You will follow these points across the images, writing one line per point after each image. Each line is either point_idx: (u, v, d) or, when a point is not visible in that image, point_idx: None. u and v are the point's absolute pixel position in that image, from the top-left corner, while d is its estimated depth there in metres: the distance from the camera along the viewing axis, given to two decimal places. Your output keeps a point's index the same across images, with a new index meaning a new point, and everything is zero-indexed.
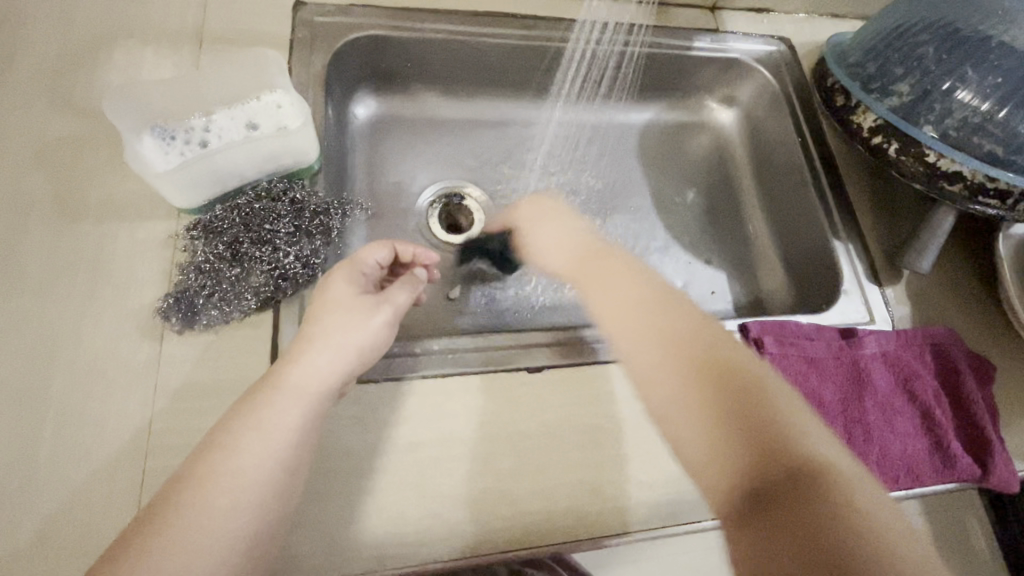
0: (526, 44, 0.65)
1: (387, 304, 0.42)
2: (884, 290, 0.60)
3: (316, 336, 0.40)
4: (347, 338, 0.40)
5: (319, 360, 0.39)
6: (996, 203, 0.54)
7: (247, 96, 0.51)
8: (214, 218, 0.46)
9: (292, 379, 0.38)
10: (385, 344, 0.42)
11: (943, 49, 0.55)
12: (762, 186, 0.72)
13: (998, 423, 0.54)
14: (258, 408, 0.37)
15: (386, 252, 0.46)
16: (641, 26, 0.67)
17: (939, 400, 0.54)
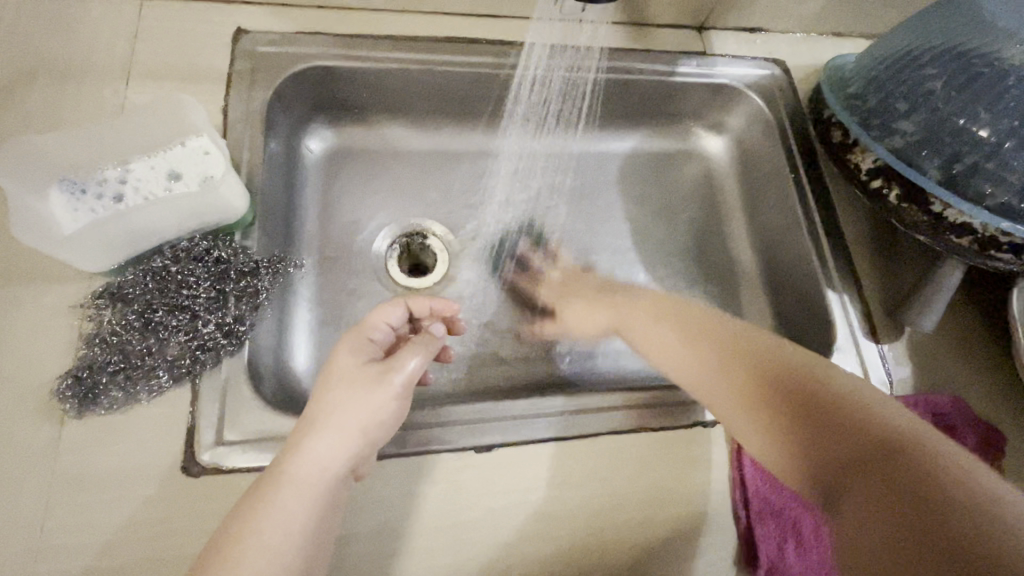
0: (471, 70, 0.59)
1: (395, 371, 0.39)
2: (881, 347, 0.54)
3: (321, 418, 0.37)
4: (350, 418, 0.37)
5: (327, 444, 0.36)
6: (1009, 258, 0.48)
7: (170, 142, 0.46)
8: (125, 283, 0.42)
9: (297, 473, 0.35)
10: (394, 419, 0.39)
11: (953, 84, 0.49)
12: (752, 224, 0.66)
13: None
14: (273, 498, 0.34)
15: (399, 310, 0.44)
16: (596, 49, 0.61)
17: None
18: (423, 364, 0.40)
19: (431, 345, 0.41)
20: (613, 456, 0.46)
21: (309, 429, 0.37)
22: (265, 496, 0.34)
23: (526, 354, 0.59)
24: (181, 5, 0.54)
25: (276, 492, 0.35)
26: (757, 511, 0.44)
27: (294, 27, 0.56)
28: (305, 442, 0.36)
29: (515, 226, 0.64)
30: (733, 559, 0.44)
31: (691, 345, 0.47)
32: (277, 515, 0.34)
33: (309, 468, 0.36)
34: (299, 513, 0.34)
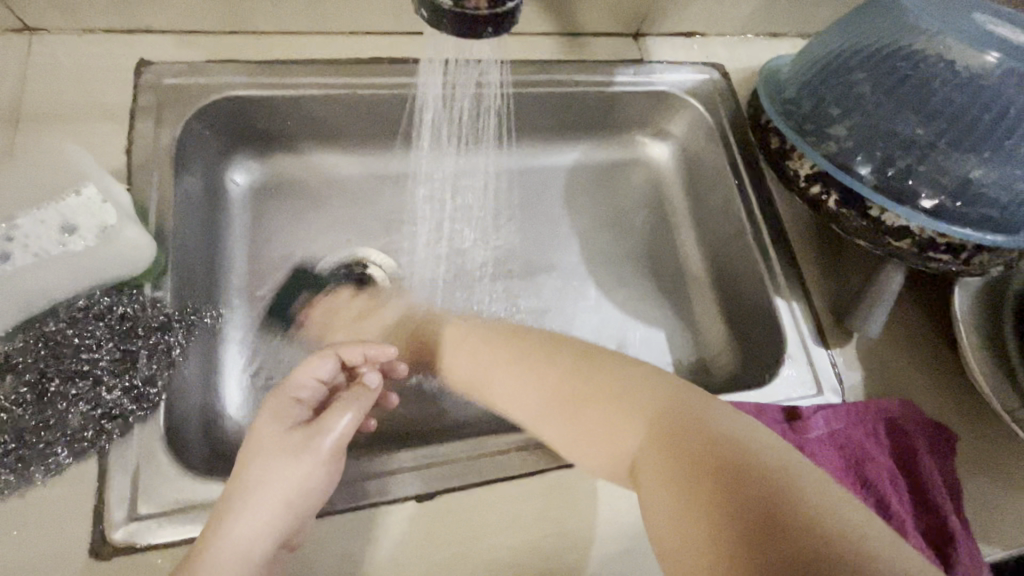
0: (375, 94, 0.56)
1: (320, 436, 0.38)
2: (831, 353, 0.53)
3: (240, 497, 0.36)
4: (272, 494, 0.36)
5: (249, 521, 0.35)
6: (949, 258, 0.47)
7: (63, 192, 0.42)
8: (14, 352, 0.39)
9: (212, 561, 0.34)
10: (325, 485, 0.37)
11: (881, 87, 0.48)
12: (701, 231, 0.66)
13: (958, 503, 0.47)
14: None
15: (328, 362, 0.43)
16: (503, 65, 0.59)
17: (896, 485, 0.46)
18: (352, 422, 0.39)
19: (362, 402, 0.41)
20: (565, 492, 0.44)
21: (228, 510, 0.35)
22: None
23: None
24: (78, 38, 0.51)
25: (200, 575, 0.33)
26: None
27: (203, 55, 0.52)
28: (223, 526, 0.35)
29: (458, 249, 0.62)
30: None
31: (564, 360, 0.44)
32: None
33: (231, 552, 0.35)
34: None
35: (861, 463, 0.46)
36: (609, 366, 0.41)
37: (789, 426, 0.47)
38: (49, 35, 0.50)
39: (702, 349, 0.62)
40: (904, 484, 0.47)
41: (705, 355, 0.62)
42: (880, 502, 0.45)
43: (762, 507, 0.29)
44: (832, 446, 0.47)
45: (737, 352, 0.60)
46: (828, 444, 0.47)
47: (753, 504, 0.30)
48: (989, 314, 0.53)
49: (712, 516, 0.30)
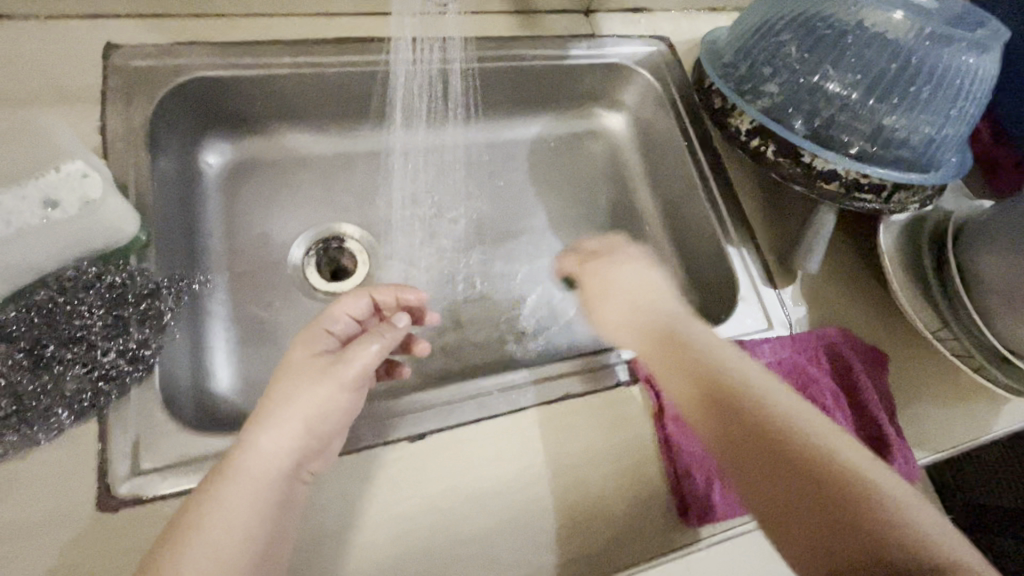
0: (350, 71, 0.59)
1: (343, 363, 0.42)
2: (779, 292, 0.59)
3: (269, 412, 0.39)
4: (295, 410, 0.39)
5: (277, 433, 0.39)
6: (871, 197, 0.53)
7: (42, 169, 0.43)
8: (7, 321, 0.40)
9: (243, 466, 0.37)
10: (343, 409, 0.41)
11: (805, 46, 0.54)
12: (657, 193, 0.70)
13: (892, 414, 0.54)
14: (218, 490, 0.36)
15: (363, 302, 0.46)
16: (467, 40, 0.62)
17: (837, 401, 0.52)
18: (375, 354, 0.43)
19: (388, 335, 0.44)
20: (543, 426, 0.48)
21: (260, 420, 0.39)
22: (220, 480, 0.37)
23: (455, 344, 0.60)
24: (40, 23, 0.51)
25: (231, 475, 0.37)
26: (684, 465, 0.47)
27: (170, 38, 0.53)
28: (253, 434, 0.38)
29: (431, 220, 0.65)
30: (666, 510, 0.46)
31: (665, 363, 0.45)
32: (222, 510, 0.36)
33: (257, 457, 0.38)
34: (245, 503, 0.36)
35: (806, 384, 0.52)
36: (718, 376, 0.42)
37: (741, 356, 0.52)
38: (10, 21, 0.51)
39: None
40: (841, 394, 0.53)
41: None
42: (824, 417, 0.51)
43: (859, 534, 0.32)
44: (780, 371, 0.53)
45: (696, 301, 0.66)
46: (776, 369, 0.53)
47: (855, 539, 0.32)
48: (912, 249, 0.59)
49: (817, 528, 0.33)
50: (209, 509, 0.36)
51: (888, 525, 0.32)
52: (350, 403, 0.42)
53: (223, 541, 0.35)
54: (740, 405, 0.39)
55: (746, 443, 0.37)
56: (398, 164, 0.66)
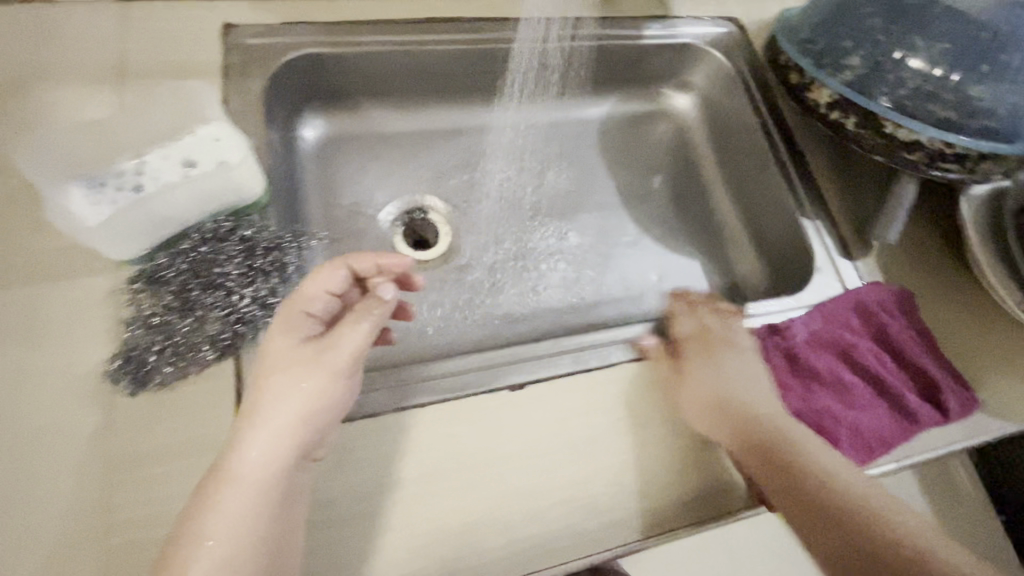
0: (467, 48, 0.62)
1: (330, 350, 0.40)
2: (856, 264, 0.59)
3: (253, 415, 0.38)
4: (292, 407, 0.38)
5: (256, 436, 0.38)
6: (955, 167, 0.54)
7: (179, 133, 0.48)
8: (158, 266, 0.44)
9: (232, 468, 0.37)
10: (341, 398, 0.40)
11: (889, 21, 0.55)
12: (727, 171, 0.71)
13: (946, 365, 0.55)
14: (220, 494, 0.36)
15: (340, 275, 0.43)
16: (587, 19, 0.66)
17: (884, 363, 0.54)
18: (360, 343, 0.41)
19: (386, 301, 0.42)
20: (634, 383, 0.50)
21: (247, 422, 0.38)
22: (219, 479, 0.36)
23: (534, 311, 0.63)
24: (166, 5, 0.56)
25: (236, 470, 0.37)
26: None
27: (281, 18, 0.57)
28: (242, 437, 0.37)
29: (509, 195, 0.68)
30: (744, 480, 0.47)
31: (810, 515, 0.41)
32: (221, 514, 0.35)
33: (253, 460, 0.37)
34: (246, 507, 0.36)
35: (852, 351, 0.54)
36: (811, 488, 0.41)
37: (782, 336, 0.54)
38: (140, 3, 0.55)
39: (733, 276, 0.68)
40: (888, 359, 0.54)
41: (737, 280, 0.68)
42: (873, 378, 0.53)
43: None
44: (826, 344, 0.54)
45: (766, 275, 0.67)
46: (821, 343, 0.54)
47: None
48: (991, 223, 0.59)
49: None
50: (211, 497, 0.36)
51: None
52: (341, 393, 0.41)
53: (235, 528, 0.35)
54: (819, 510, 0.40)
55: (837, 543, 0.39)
56: (496, 142, 0.70)
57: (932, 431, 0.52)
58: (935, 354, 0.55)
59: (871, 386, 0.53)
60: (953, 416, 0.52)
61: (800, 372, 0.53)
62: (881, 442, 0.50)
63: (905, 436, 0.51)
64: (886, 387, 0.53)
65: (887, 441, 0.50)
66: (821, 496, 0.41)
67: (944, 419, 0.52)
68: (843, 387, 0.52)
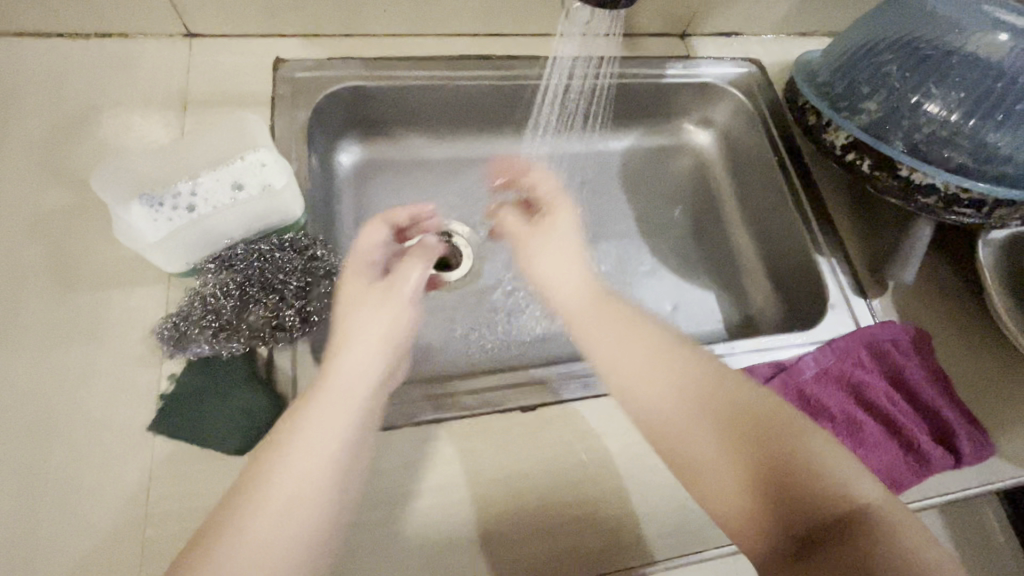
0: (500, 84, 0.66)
1: (399, 284, 0.45)
2: (870, 302, 0.60)
3: (342, 343, 0.41)
4: (371, 332, 0.42)
5: (330, 437, 0.36)
6: (971, 212, 0.55)
7: (231, 158, 0.52)
8: (233, 252, 0.49)
9: (305, 467, 0.35)
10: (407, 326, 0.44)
11: (906, 67, 0.56)
12: (744, 206, 0.73)
13: (960, 407, 0.55)
14: (235, 513, 0.33)
15: (381, 229, 0.50)
16: (610, 58, 0.68)
17: (895, 403, 0.54)
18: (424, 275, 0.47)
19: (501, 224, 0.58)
20: None
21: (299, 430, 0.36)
22: (242, 502, 0.34)
23: (551, 335, 0.65)
24: (225, 41, 0.61)
25: (250, 513, 0.33)
26: None
27: (326, 54, 0.62)
28: (290, 445, 0.35)
29: None
30: None
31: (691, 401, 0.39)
32: (256, 529, 0.32)
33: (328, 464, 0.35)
34: (278, 515, 0.33)
35: (863, 390, 0.54)
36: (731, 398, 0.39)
37: (795, 373, 0.54)
38: (202, 38, 0.60)
39: (748, 309, 0.69)
40: (899, 399, 0.54)
41: (752, 312, 0.69)
42: (883, 417, 0.53)
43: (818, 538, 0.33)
44: (835, 382, 0.54)
45: (780, 310, 0.68)
46: (831, 381, 0.54)
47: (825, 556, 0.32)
48: (1009, 268, 0.59)
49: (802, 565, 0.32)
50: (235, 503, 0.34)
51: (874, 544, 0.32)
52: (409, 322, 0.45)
53: (269, 552, 0.32)
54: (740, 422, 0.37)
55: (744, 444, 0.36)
56: None
57: (939, 474, 0.52)
58: (948, 397, 0.55)
59: (880, 425, 0.53)
60: (964, 460, 0.52)
61: (810, 410, 0.53)
62: (887, 483, 0.50)
63: (914, 478, 0.51)
64: (897, 427, 0.53)
65: (893, 483, 0.50)
66: (740, 412, 0.38)
67: (954, 463, 0.52)
68: (852, 424, 0.53)
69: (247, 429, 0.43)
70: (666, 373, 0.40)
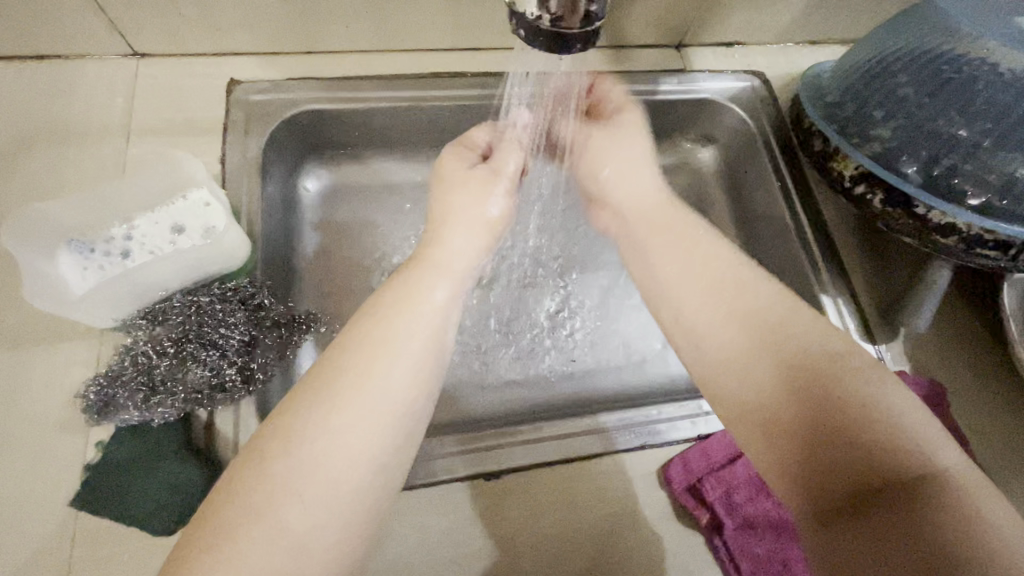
0: (463, 105, 0.60)
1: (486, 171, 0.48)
2: (880, 348, 0.54)
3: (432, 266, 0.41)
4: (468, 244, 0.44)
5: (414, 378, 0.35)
6: (997, 254, 0.48)
7: (172, 197, 0.48)
8: (168, 307, 0.45)
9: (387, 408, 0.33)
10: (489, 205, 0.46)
11: (925, 92, 0.50)
12: (744, 233, 0.67)
13: None
14: (315, 469, 0.30)
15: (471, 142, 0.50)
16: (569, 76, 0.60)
17: None
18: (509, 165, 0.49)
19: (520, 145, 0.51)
20: (619, 474, 0.47)
21: (371, 381, 0.33)
22: (324, 449, 0.30)
23: (530, 376, 0.60)
24: (176, 60, 0.56)
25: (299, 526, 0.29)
26: (740, 548, 0.44)
27: (286, 74, 0.57)
28: (369, 386, 0.33)
29: (510, 252, 0.64)
30: None
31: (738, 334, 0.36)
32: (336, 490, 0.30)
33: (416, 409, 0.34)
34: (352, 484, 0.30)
35: None
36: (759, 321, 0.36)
37: None
38: (151, 57, 0.56)
39: None
40: None
41: None
42: None
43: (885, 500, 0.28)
44: None
45: None
46: None
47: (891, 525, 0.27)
48: None
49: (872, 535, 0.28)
50: (256, 470, 0.29)
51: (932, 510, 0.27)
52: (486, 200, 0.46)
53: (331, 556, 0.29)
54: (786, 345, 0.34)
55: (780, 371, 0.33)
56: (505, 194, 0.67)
57: None
58: None
59: None
60: None
61: None
62: None
63: None
64: None
65: None
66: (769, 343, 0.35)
67: None
68: None
69: (178, 507, 0.39)
70: (736, 303, 0.37)
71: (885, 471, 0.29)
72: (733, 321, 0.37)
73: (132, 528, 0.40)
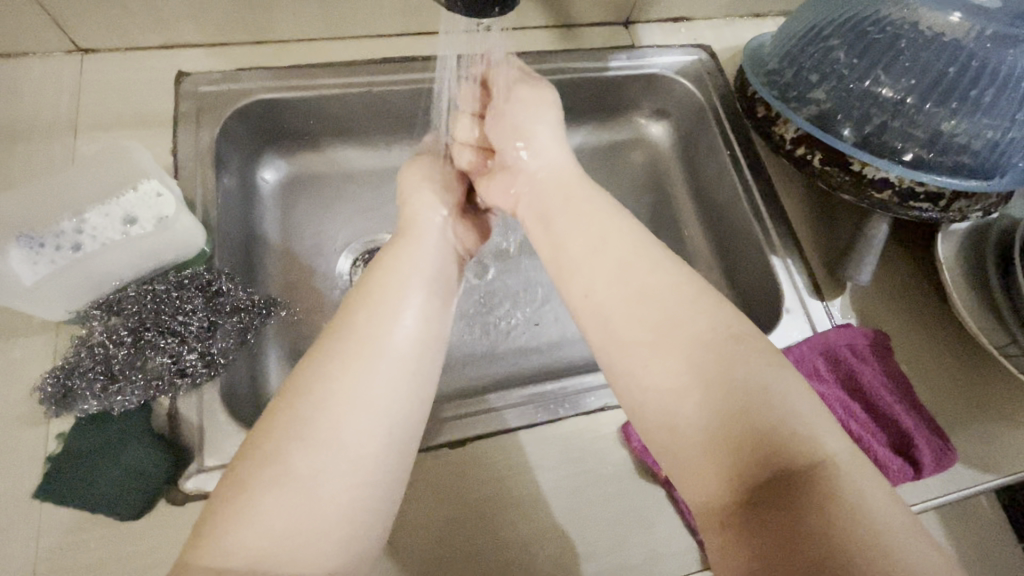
0: (413, 87, 0.60)
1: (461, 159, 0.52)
2: (828, 304, 0.56)
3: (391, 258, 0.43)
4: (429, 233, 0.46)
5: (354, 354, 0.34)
6: (929, 206, 0.51)
7: (122, 188, 0.48)
8: (124, 296, 0.45)
9: (322, 387, 0.33)
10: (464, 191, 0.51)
11: (854, 52, 0.52)
12: (699, 202, 0.69)
13: (919, 405, 0.51)
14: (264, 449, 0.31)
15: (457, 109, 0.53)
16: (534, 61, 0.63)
17: (850, 410, 0.49)
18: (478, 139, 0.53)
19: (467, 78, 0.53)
20: (582, 437, 0.49)
21: (325, 373, 0.34)
22: (281, 426, 0.32)
23: (496, 352, 0.61)
24: (122, 55, 0.56)
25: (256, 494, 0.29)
26: None
27: (235, 65, 0.57)
28: (327, 365, 0.34)
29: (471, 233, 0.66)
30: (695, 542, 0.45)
31: (636, 319, 0.36)
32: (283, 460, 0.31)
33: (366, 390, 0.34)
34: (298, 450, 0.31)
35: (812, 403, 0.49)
36: (665, 296, 0.36)
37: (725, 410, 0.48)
38: (97, 53, 0.56)
39: None
40: (859, 410, 0.49)
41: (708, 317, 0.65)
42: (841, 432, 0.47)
43: (774, 489, 0.28)
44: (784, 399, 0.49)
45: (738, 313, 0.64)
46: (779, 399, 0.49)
47: (783, 518, 0.28)
48: (973, 259, 0.55)
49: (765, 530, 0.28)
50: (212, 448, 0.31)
51: (818, 494, 0.28)
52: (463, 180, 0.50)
53: (286, 528, 0.29)
54: (686, 318, 0.35)
55: (677, 355, 0.33)
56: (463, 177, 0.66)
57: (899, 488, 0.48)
58: (909, 403, 0.50)
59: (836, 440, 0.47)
60: (927, 469, 0.47)
61: None
62: None
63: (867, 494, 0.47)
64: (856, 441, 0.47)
65: None
66: (671, 319, 0.35)
67: (918, 473, 0.47)
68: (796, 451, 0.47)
69: (145, 490, 0.40)
70: (635, 281, 0.37)
71: (767, 458, 0.29)
72: (641, 306, 0.36)
73: (101, 514, 0.40)
